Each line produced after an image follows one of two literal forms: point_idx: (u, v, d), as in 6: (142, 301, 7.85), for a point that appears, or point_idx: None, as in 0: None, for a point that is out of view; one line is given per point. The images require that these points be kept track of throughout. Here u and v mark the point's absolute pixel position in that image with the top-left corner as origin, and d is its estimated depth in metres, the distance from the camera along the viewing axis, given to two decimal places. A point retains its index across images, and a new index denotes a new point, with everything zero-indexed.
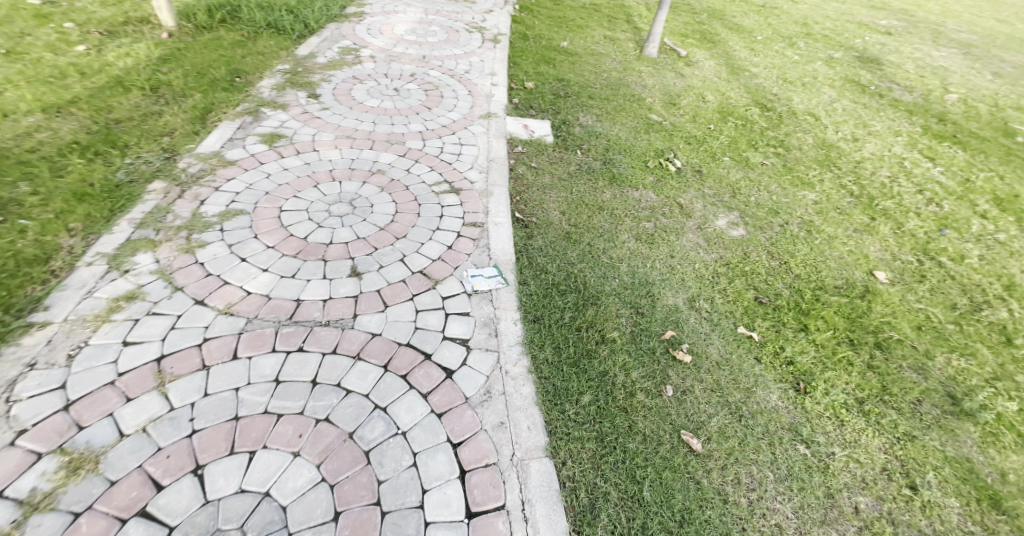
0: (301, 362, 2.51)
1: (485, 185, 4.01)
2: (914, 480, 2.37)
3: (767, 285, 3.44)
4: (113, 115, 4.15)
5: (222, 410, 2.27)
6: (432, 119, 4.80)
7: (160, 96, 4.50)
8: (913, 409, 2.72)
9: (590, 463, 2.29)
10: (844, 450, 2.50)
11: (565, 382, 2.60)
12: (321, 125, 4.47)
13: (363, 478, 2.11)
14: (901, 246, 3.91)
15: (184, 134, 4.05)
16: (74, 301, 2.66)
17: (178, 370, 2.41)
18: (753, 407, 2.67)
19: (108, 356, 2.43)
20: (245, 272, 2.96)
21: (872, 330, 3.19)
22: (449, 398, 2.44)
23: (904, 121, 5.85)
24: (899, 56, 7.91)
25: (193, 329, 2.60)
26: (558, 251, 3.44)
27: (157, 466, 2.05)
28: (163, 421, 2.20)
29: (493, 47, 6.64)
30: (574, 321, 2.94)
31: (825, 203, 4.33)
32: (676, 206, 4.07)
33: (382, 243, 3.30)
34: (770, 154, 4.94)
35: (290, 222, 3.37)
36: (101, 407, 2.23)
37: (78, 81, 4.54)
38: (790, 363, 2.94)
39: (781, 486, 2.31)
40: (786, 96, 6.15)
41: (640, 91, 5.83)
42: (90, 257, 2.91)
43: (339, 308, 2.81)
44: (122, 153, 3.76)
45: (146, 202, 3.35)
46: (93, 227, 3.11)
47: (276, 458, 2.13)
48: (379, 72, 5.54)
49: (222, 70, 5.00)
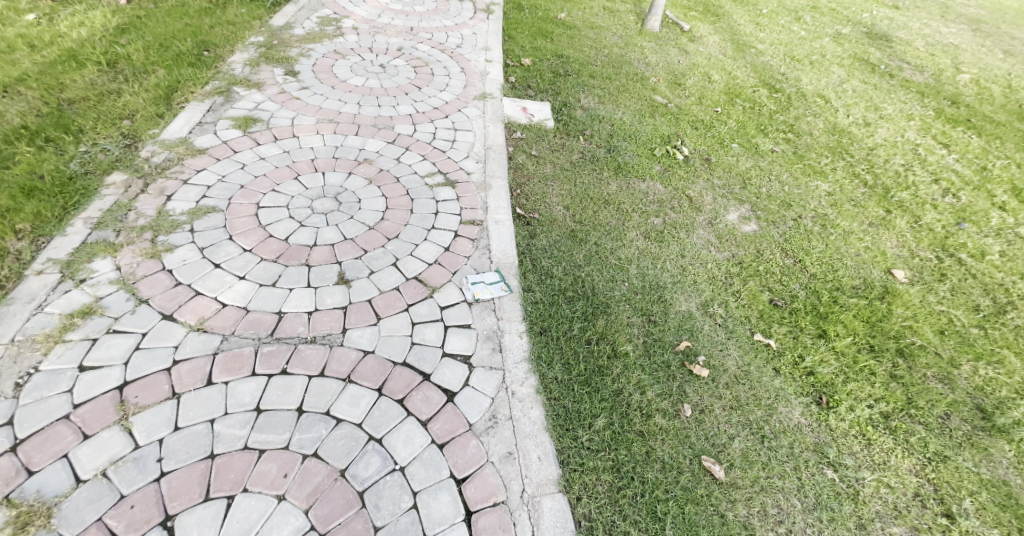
0: (285, 387, 2.24)
1: (482, 176, 3.71)
2: (949, 508, 2.24)
3: (782, 286, 3.22)
4: (65, 94, 3.71)
5: (195, 447, 2.00)
6: (422, 100, 4.44)
7: (118, 73, 4.05)
8: (942, 425, 2.58)
9: (607, 498, 2.09)
10: (874, 473, 2.34)
11: (576, 404, 2.39)
12: (301, 107, 4.08)
13: (357, 524, 1.87)
14: (920, 242, 3.74)
15: (147, 117, 3.64)
16: (22, 318, 2.33)
17: (143, 400, 2.12)
18: (775, 426, 2.46)
19: (62, 385, 2.12)
20: (220, 280, 2.65)
21: (893, 336, 3.00)
22: (451, 426, 2.21)
23: (916, 104, 5.63)
24: (907, 32, 7.63)
25: (160, 350, 2.30)
26: (562, 251, 3.18)
27: (120, 519, 1.79)
28: (127, 463, 1.93)
29: (486, 18, 6.20)
30: (583, 332, 2.72)
31: (839, 194, 4.11)
32: (686, 198, 3.82)
33: (372, 245, 3.01)
34: (780, 140, 4.69)
35: (270, 221, 3.04)
36: (55, 447, 1.94)
37: (24, 54, 4.06)
38: (811, 374, 2.72)
39: (810, 517, 2.15)
40: (795, 76, 5.86)
41: (643, 69, 5.49)
42: (40, 264, 2.56)
43: (326, 322, 2.54)
44: (76, 139, 3.36)
45: (104, 198, 2.99)
46: (43, 228, 2.75)
47: (259, 504, 1.88)
48: (363, 47, 5.11)
49: (189, 43, 4.52)
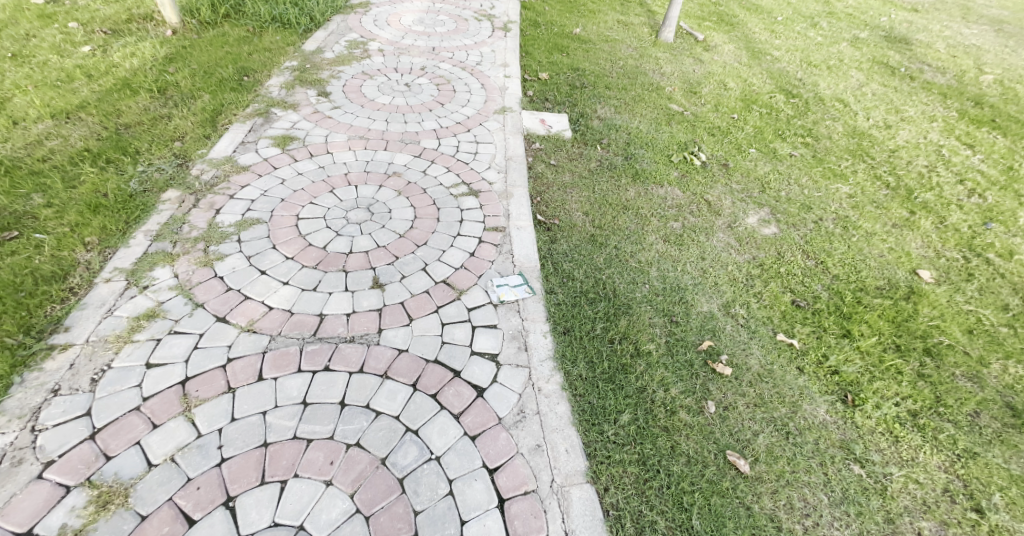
0: (328, 382, 2.39)
1: (504, 185, 3.85)
2: (980, 503, 2.24)
3: (804, 287, 3.25)
4: (122, 119, 4.01)
5: (250, 436, 2.15)
6: (446, 116, 4.63)
7: (168, 99, 4.36)
8: (971, 422, 2.57)
9: (633, 489, 2.17)
10: (902, 469, 2.35)
11: (601, 400, 2.47)
12: (334, 125, 4.31)
13: (399, 508, 1.99)
14: (945, 242, 3.73)
15: (195, 138, 3.91)
16: (95, 320, 2.54)
17: (203, 394, 2.29)
18: (800, 422, 2.49)
19: (132, 380, 2.31)
20: (266, 285, 2.83)
21: (919, 335, 3.00)
22: (482, 419, 2.32)
23: (938, 105, 5.61)
24: (928, 34, 7.59)
25: (216, 349, 2.47)
26: (584, 255, 3.28)
27: (187, 499, 1.94)
28: (191, 450, 2.09)
29: (504, 35, 6.42)
30: (606, 332, 2.80)
31: (860, 196, 4.13)
32: (704, 203, 3.89)
33: (402, 251, 3.16)
34: (799, 145, 4.72)
35: (309, 231, 3.23)
36: (128, 434, 2.12)
37: (84, 84, 4.40)
38: (835, 373, 2.75)
39: (837, 511, 2.17)
40: (812, 81, 5.89)
41: (659, 79, 5.60)
42: (108, 273, 2.79)
43: (363, 323, 2.68)
44: (133, 160, 3.63)
45: (161, 212, 3.23)
46: (109, 241, 2.98)
47: (309, 488, 2.01)
48: (388, 67, 5.35)
49: (230, 69, 4.83)
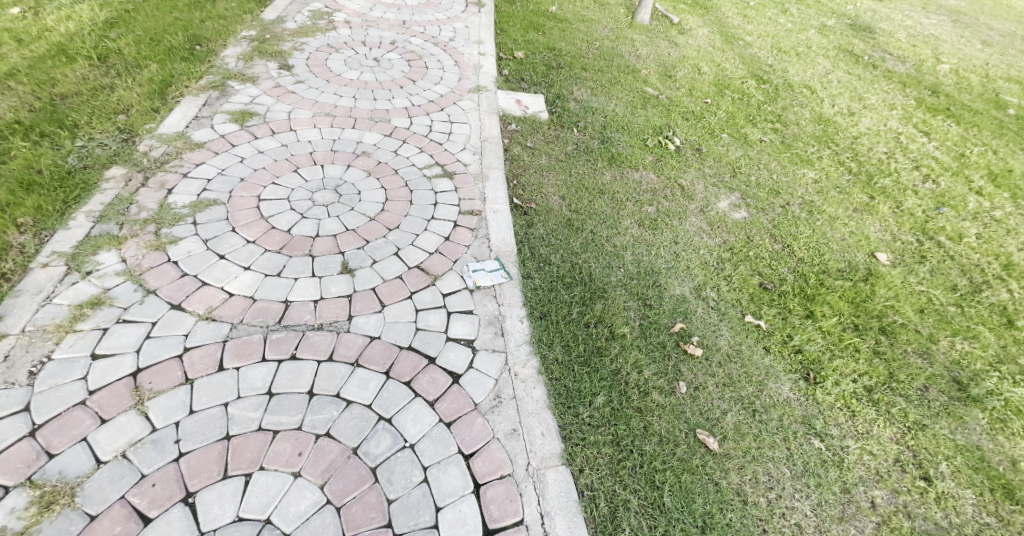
0: (295, 371, 2.32)
1: (479, 167, 3.78)
2: (928, 472, 2.38)
3: (772, 270, 3.33)
4: (57, 89, 3.71)
5: (211, 429, 2.07)
6: (418, 94, 4.49)
7: (110, 67, 4.05)
8: (921, 396, 2.72)
9: (608, 469, 2.20)
10: (857, 442, 2.47)
11: (577, 383, 2.49)
12: (297, 101, 4.12)
13: (371, 498, 1.97)
14: (901, 226, 3.89)
15: (142, 112, 3.66)
16: (31, 309, 2.38)
17: (158, 386, 2.18)
18: (766, 400, 2.58)
19: (76, 372, 2.18)
20: (225, 270, 2.70)
21: (876, 315, 3.14)
22: (457, 405, 2.30)
23: (898, 93, 5.80)
24: (890, 23, 7.82)
25: (171, 338, 2.36)
26: (560, 239, 3.27)
27: (142, 497, 1.86)
28: (146, 445, 2.00)
29: (478, 11, 6.24)
30: (582, 316, 2.81)
31: (825, 181, 4.25)
32: (678, 187, 3.93)
33: (373, 235, 3.07)
34: (769, 130, 4.81)
35: (271, 213, 3.09)
36: (73, 431, 2.00)
37: (13, 49, 4.04)
38: (799, 352, 2.85)
39: (798, 483, 2.27)
40: (781, 67, 5.99)
41: (634, 62, 5.57)
42: (45, 257, 2.60)
43: (332, 310, 2.61)
44: (71, 134, 3.37)
45: (105, 192, 3.02)
46: (46, 222, 2.78)
47: (276, 480, 1.96)
48: (356, 40, 5.13)
49: (180, 37, 4.52)
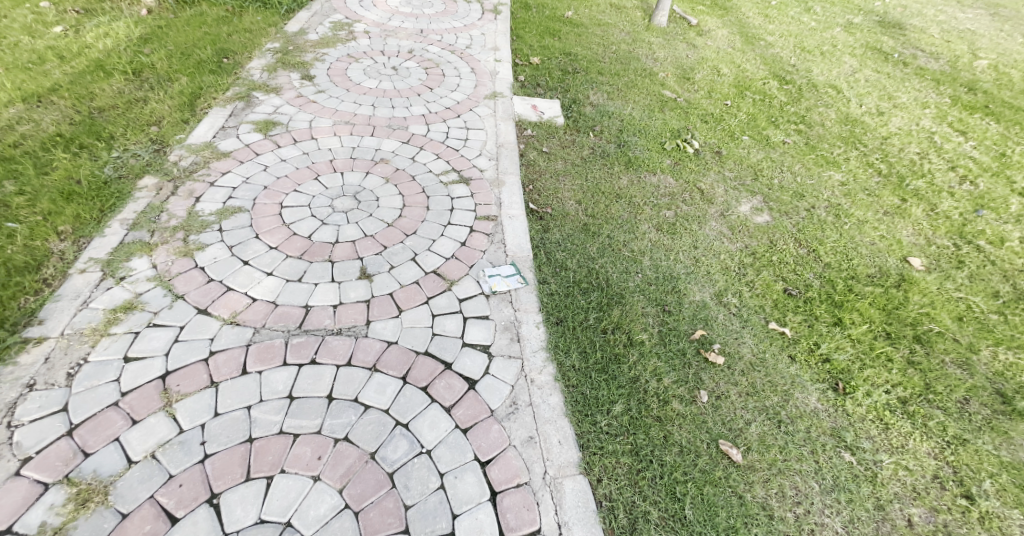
0: (315, 375, 2.34)
1: (495, 173, 3.78)
2: (969, 489, 2.25)
3: (796, 276, 3.23)
4: (95, 103, 3.87)
5: (234, 432, 2.10)
6: (435, 101, 4.53)
7: (144, 81, 4.21)
8: (961, 409, 2.58)
9: (626, 479, 2.15)
10: (891, 456, 2.36)
11: (594, 391, 2.44)
12: (318, 110, 4.20)
13: (389, 503, 1.96)
14: (936, 230, 3.72)
15: (173, 123, 3.79)
16: (69, 313, 2.47)
17: (185, 388, 2.23)
18: (792, 411, 2.49)
19: (110, 375, 2.24)
20: (249, 276, 2.76)
21: (909, 323, 3.00)
22: (474, 412, 2.29)
23: (931, 91, 5.58)
24: (922, 19, 7.54)
25: (198, 342, 2.41)
26: (576, 244, 3.23)
27: (169, 497, 1.90)
28: (173, 446, 2.04)
29: (494, 18, 6.28)
30: (599, 322, 2.77)
31: (853, 184, 4.11)
32: (697, 191, 3.85)
33: (391, 240, 3.10)
34: (792, 131, 4.68)
35: (293, 220, 3.15)
36: (107, 431, 2.06)
37: (56, 65, 4.24)
38: (826, 361, 2.74)
39: (828, 498, 2.17)
40: (805, 67, 5.84)
41: (652, 65, 5.51)
42: (83, 263, 2.70)
43: (351, 315, 2.63)
44: (108, 146, 3.51)
45: (138, 200, 3.13)
46: (84, 230, 2.89)
47: (297, 484, 1.98)
48: (375, 50, 5.21)
49: (209, 51, 4.67)
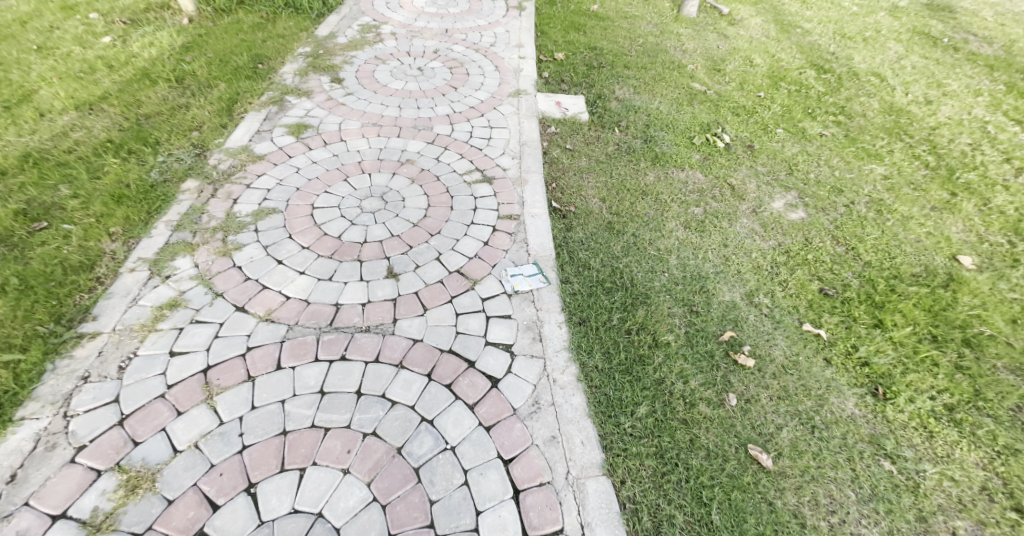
0: (344, 371, 2.40)
1: (519, 171, 3.77)
2: (1021, 503, 2.12)
3: (833, 275, 3.10)
4: (142, 110, 4.06)
5: (269, 425, 2.18)
6: (459, 100, 4.55)
7: (186, 88, 4.39)
8: (1014, 417, 2.43)
9: (651, 482, 2.12)
10: (936, 466, 2.23)
11: (618, 392, 2.41)
12: (347, 112, 4.29)
13: (415, 498, 1.99)
14: (989, 226, 3.50)
15: (212, 128, 3.94)
16: (120, 309, 2.60)
17: (224, 382, 2.32)
18: (827, 416, 2.39)
19: (157, 368, 2.36)
20: (282, 275, 2.85)
21: (957, 326, 2.83)
22: (498, 410, 2.29)
23: (985, 78, 5.25)
24: (975, 1, 7.09)
25: (236, 338, 2.51)
26: (601, 243, 3.20)
27: (210, 485, 1.98)
28: (214, 437, 2.13)
29: (519, 14, 6.26)
30: (623, 323, 2.73)
31: (896, 177, 3.90)
32: (728, 187, 3.74)
33: (417, 240, 3.14)
34: (830, 123, 4.49)
35: (324, 220, 3.23)
36: (154, 421, 2.17)
37: (106, 75, 4.47)
38: (865, 365, 2.62)
39: (865, 508, 2.08)
40: (845, 54, 5.58)
41: (681, 57, 5.38)
42: (132, 263, 2.85)
43: (378, 313, 2.68)
44: (153, 151, 3.68)
45: (181, 203, 3.27)
46: (133, 231, 3.04)
47: (327, 476, 2.03)
48: (402, 51, 5.28)
49: (245, 56, 4.84)
